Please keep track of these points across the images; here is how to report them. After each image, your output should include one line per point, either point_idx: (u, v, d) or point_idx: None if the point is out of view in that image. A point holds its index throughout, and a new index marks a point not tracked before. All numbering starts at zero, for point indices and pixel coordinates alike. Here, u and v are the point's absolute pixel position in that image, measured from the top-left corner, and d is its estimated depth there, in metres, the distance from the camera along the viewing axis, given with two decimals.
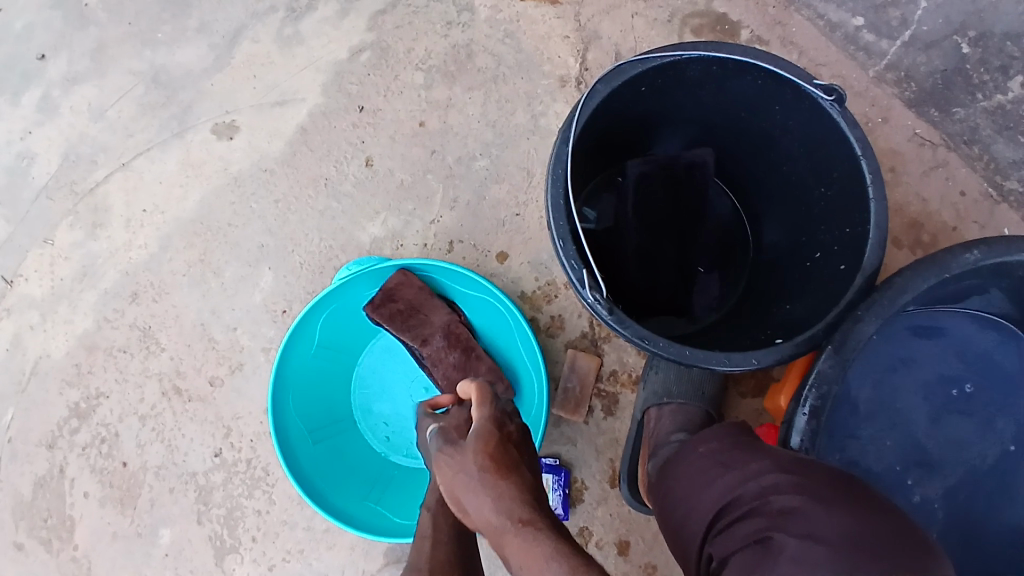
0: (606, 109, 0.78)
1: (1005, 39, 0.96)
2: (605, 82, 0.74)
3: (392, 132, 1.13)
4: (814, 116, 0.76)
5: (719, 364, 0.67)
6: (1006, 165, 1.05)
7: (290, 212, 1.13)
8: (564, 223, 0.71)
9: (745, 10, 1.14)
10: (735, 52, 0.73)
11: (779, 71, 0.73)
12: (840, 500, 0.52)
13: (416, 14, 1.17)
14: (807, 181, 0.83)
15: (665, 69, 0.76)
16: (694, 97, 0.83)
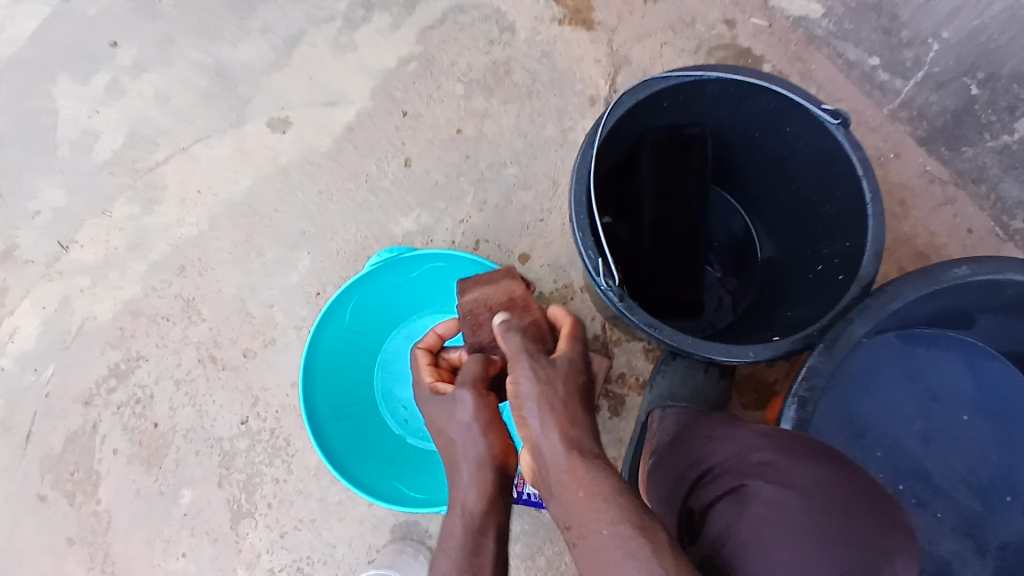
0: (631, 119, 0.85)
1: (1011, 82, 1.01)
2: (631, 94, 0.81)
3: (430, 136, 1.22)
4: (821, 138, 0.82)
5: (714, 352, 0.73)
6: (1012, 205, 1.10)
7: (331, 202, 1.21)
8: (584, 216, 0.77)
9: (768, 45, 1.22)
10: (749, 76, 0.79)
11: (792, 95, 0.79)
12: (808, 460, 0.61)
13: (461, 31, 1.26)
14: (814, 198, 0.88)
15: (686, 87, 0.83)
16: (713, 114, 0.90)
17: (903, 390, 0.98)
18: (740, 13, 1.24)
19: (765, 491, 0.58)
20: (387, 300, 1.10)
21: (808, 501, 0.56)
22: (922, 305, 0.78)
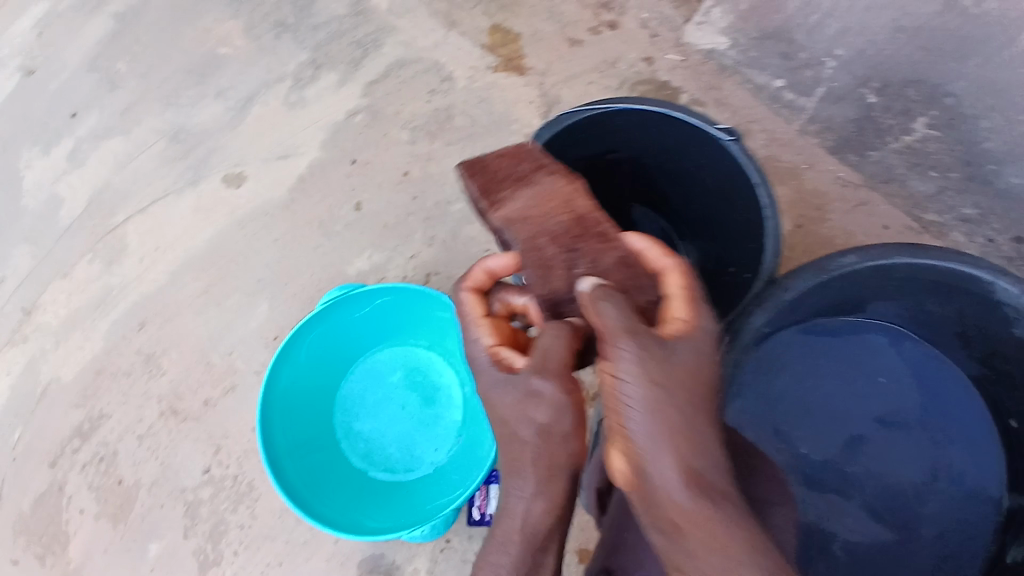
0: (550, 151, 0.93)
1: (904, 86, 1.09)
2: (546, 129, 0.89)
3: (379, 181, 1.29)
4: (722, 155, 0.90)
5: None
6: (922, 200, 1.20)
7: (287, 249, 1.28)
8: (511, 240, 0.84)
9: (684, 78, 1.34)
10: (651, 104, 0.88)
11: (688, 119, 0.88)
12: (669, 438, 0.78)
13: (404, 83, 1.36)
14: (723, 209, 0.97)
15: (596, 119, 0.92)
16: (626, 142, 0.99)
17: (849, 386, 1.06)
18: (657, 50, 1.36)
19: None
20: (342, 337, 1.15)
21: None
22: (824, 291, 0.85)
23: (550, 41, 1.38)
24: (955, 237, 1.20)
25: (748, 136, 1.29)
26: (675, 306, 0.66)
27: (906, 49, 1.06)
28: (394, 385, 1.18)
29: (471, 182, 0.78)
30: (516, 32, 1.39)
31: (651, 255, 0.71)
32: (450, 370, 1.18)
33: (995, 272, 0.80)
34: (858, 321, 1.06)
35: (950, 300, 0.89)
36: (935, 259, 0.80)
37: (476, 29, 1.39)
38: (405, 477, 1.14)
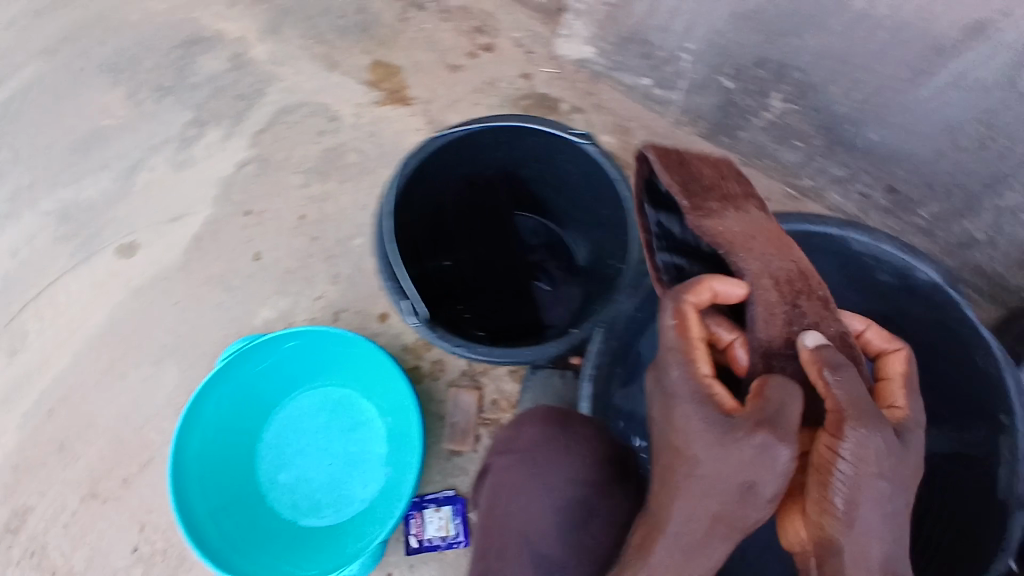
0: (422, 176, 0.95)
1: (753, 69, 1.13)
2: (413, 156, 0.91)
3: (276, 227, 1.29)
4: (583, 158, 0.97)
5: (503, 356, 0.85)
6: (796, 170, 1.26)
7: (189, 310, 1.27)
8: (390, 268, 0.87)
9: (562, 88, 1.39)
10: (508, 120, 0.93)
11: (546, 129, 0.94)
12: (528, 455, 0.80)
13: (290, 129, 1.37)
14: (595, 206, 1.04)
15: (462, 140, 0.95)
16: (496, 157, 1.02)
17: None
18: (533, 65, 1.41)
19: (518, 461, 0.80)
20: (252, 390, 1.13)
21: (551, 452, 0.79)
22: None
23: (430, 68, 1.42)
24: (834, 198, 1.27)
25: (628, 135, 1.37)
26: (895, 391, 0.69)
27: (748, 37, 1.07)
28: (313, 429, 1.16)
29: (666, 174, 0.78)
30: (396, 65, 1.42)
31: (873, 340, 0.76)
32: (369, 406, 1.17)
33: (845, 226, 0.85)
34: None
35: (820, 262, 0.94)
36: (788, 224, 0.86)
37: (357, 66, 1.42)
38: (336, 520, 1.12)
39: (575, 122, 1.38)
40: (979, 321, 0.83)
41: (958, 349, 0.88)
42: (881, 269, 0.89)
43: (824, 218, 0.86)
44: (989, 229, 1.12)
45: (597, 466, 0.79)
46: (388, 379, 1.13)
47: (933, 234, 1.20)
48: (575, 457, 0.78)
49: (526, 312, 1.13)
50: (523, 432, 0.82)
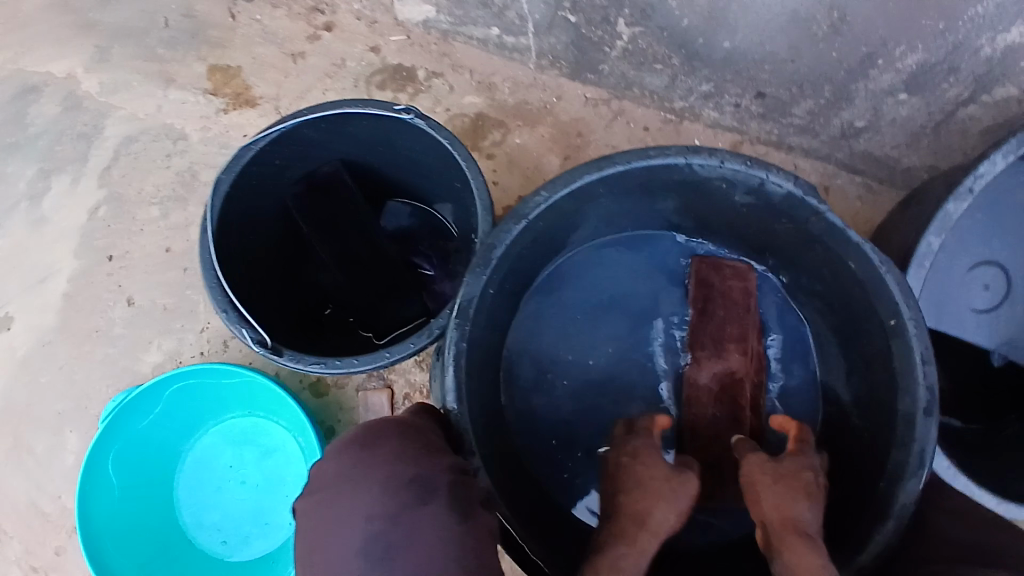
0: (248, 188, 0.90)
1: None
2: (227, 172, 0.86)
3: (144, 266, 1.22)
4: (415, 132, 0.91)
5: (361, 365, 0.82)
6: (665, 93, 1.20)
7: (74, 371, 1.20)
8: (222, 294, 0.82)
9: (414, 55, 1.30)
10: (321, 111, 0.87)
11: (367, 109, 0.87)
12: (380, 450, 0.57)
13: (138, 159, 1.28)
14: (447, 180, 0.98)
15: (279, 140, 0.89)
16: (331, 148, 0.97)
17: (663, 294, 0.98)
18: (380, 36, 1.31)
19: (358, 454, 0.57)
20: (151, 440, 1.09)
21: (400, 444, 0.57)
22: (536, 238, 0.84)
23: (272, 63, 1.31)
24: (709, 113, 1.20)
25: (493, 91, 1.28)
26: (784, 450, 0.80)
27: None
28: (225, 465, 1.12)
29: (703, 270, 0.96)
30: (235, 66, 1.31)
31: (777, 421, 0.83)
32: (278, 429, 1.12)
33: (685, 153, 0.77)
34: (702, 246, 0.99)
35: (676, 193, 0.87)
36: (626, 164, 0.78)
37: (194, 76, 1.31)
38: (267, 548, 1.09)
39: (435, 89, 1.29)
40: (846, 225, 0.76)
41: (829, 257, 0.83)
42: (737, 188, 0.82)
43: (661, 149, 0.77)
44: (866, 115, 1.06)
45: (394, 496, 0.53)
46: (281, 401, 1.08)
47: (815, 130, 1.13)
48: (367, 487, 0.53)
49: (412, 303, 1.01)
50: (323, 466, 0.58)
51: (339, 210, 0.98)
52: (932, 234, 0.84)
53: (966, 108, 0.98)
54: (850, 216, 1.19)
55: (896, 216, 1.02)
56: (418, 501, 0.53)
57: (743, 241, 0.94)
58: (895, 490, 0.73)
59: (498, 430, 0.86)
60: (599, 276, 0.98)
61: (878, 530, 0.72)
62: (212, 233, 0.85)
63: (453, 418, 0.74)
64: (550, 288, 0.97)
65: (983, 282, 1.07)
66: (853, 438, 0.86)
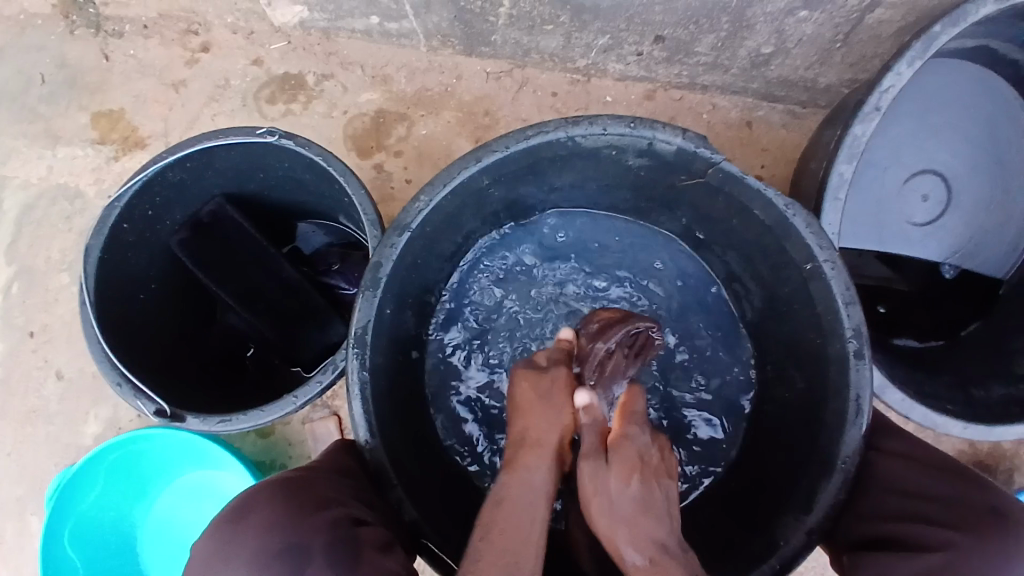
0: (126, 247, 0.87)
1: None
2: (93, 238, 0.83)
3: (67, 337, 1.18)
4: (284, 152, 0.86)
5: (273, 414, 0.77)
6: (564, 54, 1.13)
7: (22, 455, 1.17)
8: (111, 368, 0.80)
9: (299, 61, 1.21)
10: (176, 152, 0.83)
11: (225, 140, 0.83)
12: (268, 499, 0.59)
13: (39, 226, 1.22)
14: (331, 194, 0.93)
15: (143, 191, 0.85)
16: (206, 183, 0.93)
17: (586, 262, 0.96)
18: (260, 46, 1.22)
19: (248, 507, 0.59)
20: (108, 513, 1.07)
21: (284, 492, 0.60)
22: (425, 245, 0.78)
23: (154, 97, 1.23)
24: (614, 67, 1.13)
25: (389, 83, 1.19)
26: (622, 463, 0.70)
27: None
28: (187, 523, 1.10)
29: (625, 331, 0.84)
30: (118, 108, 1.23)
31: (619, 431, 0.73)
32: (228, 479, 1.07)
33: (563, 125, 0.71)
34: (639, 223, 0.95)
35: (568, 166, 0.81)
36: (504, 149, 0.72)
37: (78, 128, 1.23)
38: None
39: (328, 92, 1.20)
40: (742, 171, 0.71)
41: (736, 206, 0.77)
42: (627, 151, 0.76)
43: (538, 127, 0.71)
44: (771, 40, 0.99)
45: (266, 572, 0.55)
46: (221, 452, 1.04)
47: (724, 64, 1.07)
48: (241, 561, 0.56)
49: (332, 326, 0.96)
50: (199, 544, 0.59)
51: (228, 242, 0.93)
52: (841, 162, 0.82)
53: (872, 14, 0.91)
54: (779, 146, 1.13)
55: (815, 142, 0.96)
56: (293, 572, 0.55)
57: (653, 204, 0.88)
58: (837, 442, 0.69)
59: (424, 451, 0.82)
60: (527, 248, 0.96)
61: (824, 486, 0.69)
62: (91, 305, 0.81)
63: (368, 453, 0.68)
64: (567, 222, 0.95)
65: (920, 192, 1.01)
66: (790, 386, 0.82)
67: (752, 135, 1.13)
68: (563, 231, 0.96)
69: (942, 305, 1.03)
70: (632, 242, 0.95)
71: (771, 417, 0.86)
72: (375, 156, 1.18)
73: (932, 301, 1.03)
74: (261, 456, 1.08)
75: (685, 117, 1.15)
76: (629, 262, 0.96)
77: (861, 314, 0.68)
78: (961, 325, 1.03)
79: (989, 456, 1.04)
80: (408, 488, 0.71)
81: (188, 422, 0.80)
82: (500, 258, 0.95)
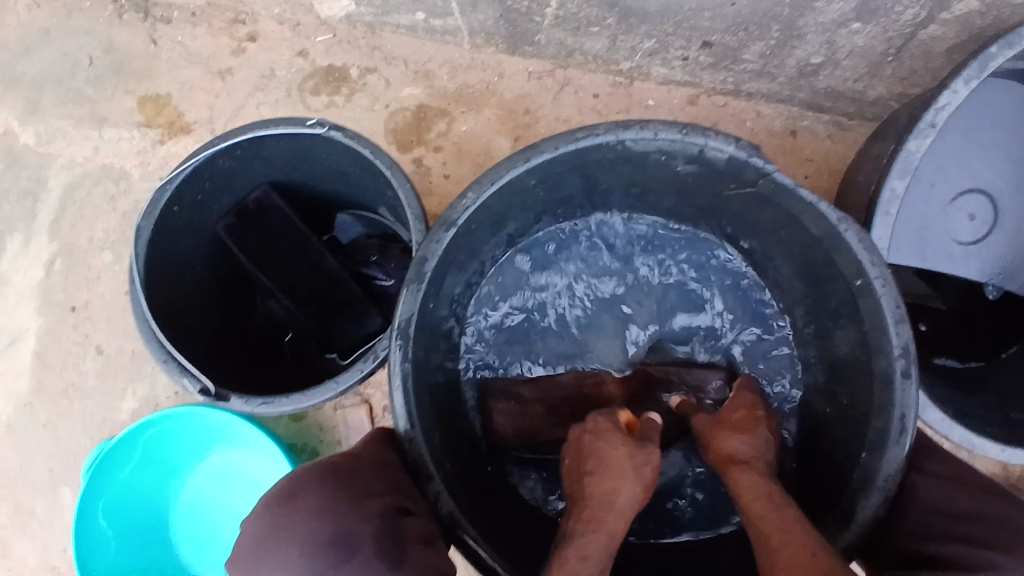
0: (175, 230, 0.89)
1: None
2: (145, 219, 0.85)
3: (107, 315, 1.21)
4: (333, 144, 0.87)
5: (313, 400, 0.79)
6: (608, 56, 1.12)
7: (60, 428, 1.21)
8: (157, 348, 0.82)
9: (343, 54, 1.22)
10: (229, 139, 0.84)
11: (277, 130, 0.85)
12: (317, 485, 0.61)
13: (84, 206, 1.25)
14: (375, 187, 0.94)
15: (194, 176, 0.87)
16: (253, 170, 0.94)
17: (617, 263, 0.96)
18: (306, 38, 1.23)
19: (297, 492, 0.60)
20: (141, 489, 1.10)
21: (332, 479, 0.61)
22: (469, 242, 0.79)
23: (199, 84, 1.25)
24: (659, 70, 1.13)
25: (431, 79, 1.20)
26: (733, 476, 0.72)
27: None
28: (216, 502, 1.12)
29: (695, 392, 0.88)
30: (164, 93, 1.25)
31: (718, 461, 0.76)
32: (258, 462, 1.10)
33: (614, 129, 0.71)
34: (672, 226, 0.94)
35: (614, 169, 0.81)
36: (553, 150, 0.72)
37: (125, 112, 1.26)
38: None
39: (371, 85, 1.21)
40: (794, 183, 0.70)
41: (783, 217, 0.77)
42: (676, 157, 0.76)
43: (588, 129, 0.71)
44: (821, 50, 0.98)
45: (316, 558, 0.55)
46: (251, 436, 1.07)
47: (770, 72, 1.06)
48: (292, 543, 0.56)
49: (369, 318, 0.97)
50: (246, 526, 0.60)
51: (273, 229, 0.94)
52: (893, 178, 0.81)
53: (927, 28, 0.89)
54: (823, 156, 1.12)
55: (863, 154, 0.94)
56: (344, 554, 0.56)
57: (696, 210, 0.88)
58: (877, 461, 0.69)
59: (460, 444, 0.83)
60: (559, 246, 0.96)
61: (862, 504, 0.68)
62: (140, 285, 0.83)
63: (407, 443, 0.69)
64: (599, 223, 0.95)
65: (966, 209, 0.99)
66: (832, 403, 0.81)
67: (795, 144, 1.12)
68: (594, 232, 0.95)
69: (981, 328, 1.02)
70: (664, 245, 0.95)
71: (811, 433, 0.86)
72: (414, 151, 1.19)
73: (970, 322, 1.02)
74: (292, 441, 1.10)
75: (727, 123, 1.14)
76: (660, 264, 0.95)
77: (910, 333, 0.67)
78: (1003, 346, 1.01)
79: (1019, 479, 1.03)
80: (447, 483, 0.72)
81: (231, 405, 0.82)
82: (535, 257, 0.95)
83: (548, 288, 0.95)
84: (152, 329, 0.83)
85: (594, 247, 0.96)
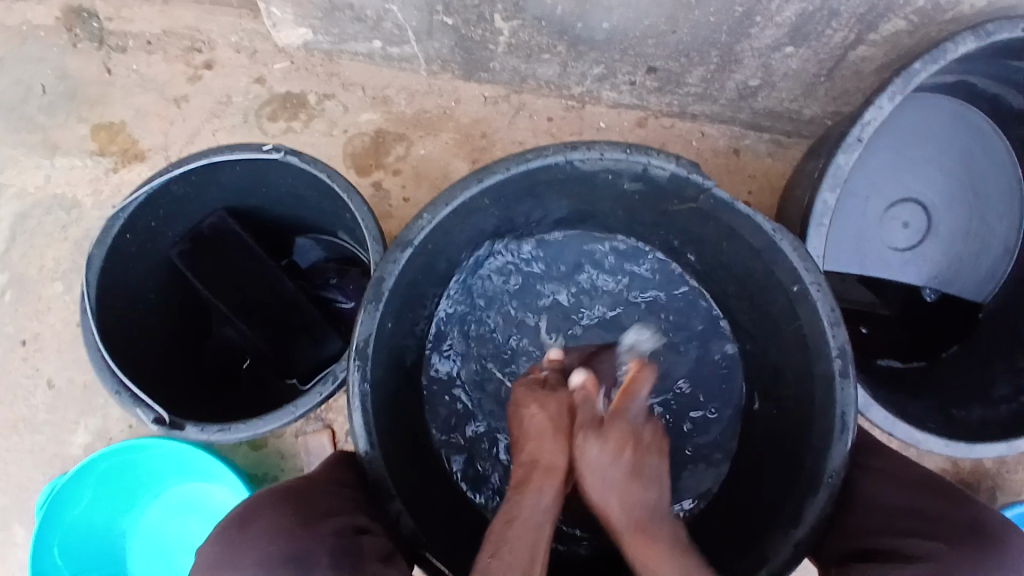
0: (128, 257, 0.89)
1: None
2: (97, 247, 0.84)
3: (57, 346, 1.18)
4: (289, 168, 0.88)
5: (270, 424, 0.78)
6: (559, 81, 1.17)
7: (7, 465, 1.16)
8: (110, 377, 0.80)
9: (301, 81, 1.23)
10: (183, 167, 0.84)
11: (232, 156, 0.85)
12: (270, 510, 0.61)
13: (34, 235, 1.22)
14: (332, 211, 0.95)
15: (147, 202, 0.87)
16: (209, 197, 0.95)
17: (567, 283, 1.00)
18: (263, 65, 1.24)
19: (252, 517, 0.61)
20: (95, 524, 1.06)
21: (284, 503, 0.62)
22: (425, 261, 0.80)
23: (155, 111, 1.24)
24: (608, 94, 1.18)
25: (389, 104, 1.22)
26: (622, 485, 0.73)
27: None
28: (175, 534, 1.09)
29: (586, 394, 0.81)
30: (118, 121, 1.24)
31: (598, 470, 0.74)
32: (219, 493, 1.07)
33: (563, 150, 0.74)
34: (624, 247, 0.99)
35: (567, 187, 0.84)
36: (506, 170, 0.74)
37: (77, 139, 1.24)
38: None
39: (329, 111, 1.23)
40: (732, 198, 0.75)
41: (723, 229, 0.81)
42: (623, 176, 0.79)
43: (538, 150, 0.74)
44: (758, 73, 1.04)
45: None
46: (209, 466, 1.04)
47: (713, 95, 1.12)
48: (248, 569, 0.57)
49: (330, 340, 0.97)
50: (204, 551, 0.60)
51: (229, 254, 0.94)
52: (825, 191, 0.86)
53: (855, 50, 0.95)
54: (764, 173, 1.18)
55: (801, 170, 1.00)
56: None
57: (645, 226, 0.92)
58: (823, 457, 0.72)
59: (420, 464, 0.84)
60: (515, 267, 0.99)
61: (811, 501, 0.71)
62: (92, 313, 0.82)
63: (367, 464, 0.69)
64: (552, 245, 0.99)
65: (900, 219, 1.06)
66: (779, 406, 0.85)
67: (738, 162, 1.18)
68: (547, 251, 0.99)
69: (917, 330, 1.08)
70: (615, 262, 0.99)
71: (764, 436, 0.89)
72: (373, 174, 1.21)
73: (910, 326, 1.08)
74: (251, 471, 1.08)
75: (675, 144, 1.19)
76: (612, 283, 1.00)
77: (845, 335, 0.71)
78: (939, 348, 1.07)
79: (958, 472, 1.08)
80: (409, 503, 0.72)
81: (186, 433, 0.80)
82: (492, 275, 0.98)
83: (501, 306, 0.98)
84: (103, 359, 0.81)
85: (546, 266, 0.99)
